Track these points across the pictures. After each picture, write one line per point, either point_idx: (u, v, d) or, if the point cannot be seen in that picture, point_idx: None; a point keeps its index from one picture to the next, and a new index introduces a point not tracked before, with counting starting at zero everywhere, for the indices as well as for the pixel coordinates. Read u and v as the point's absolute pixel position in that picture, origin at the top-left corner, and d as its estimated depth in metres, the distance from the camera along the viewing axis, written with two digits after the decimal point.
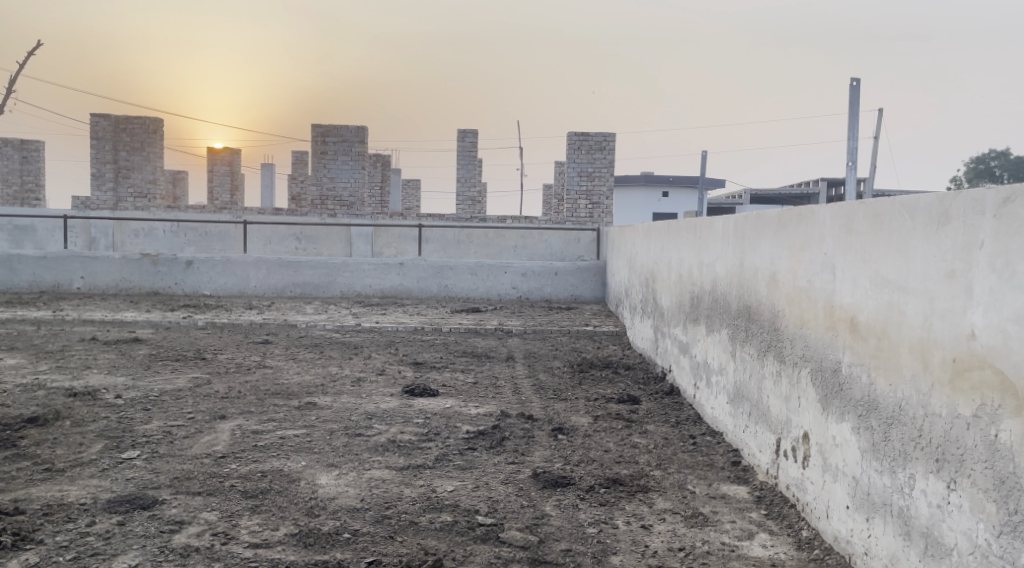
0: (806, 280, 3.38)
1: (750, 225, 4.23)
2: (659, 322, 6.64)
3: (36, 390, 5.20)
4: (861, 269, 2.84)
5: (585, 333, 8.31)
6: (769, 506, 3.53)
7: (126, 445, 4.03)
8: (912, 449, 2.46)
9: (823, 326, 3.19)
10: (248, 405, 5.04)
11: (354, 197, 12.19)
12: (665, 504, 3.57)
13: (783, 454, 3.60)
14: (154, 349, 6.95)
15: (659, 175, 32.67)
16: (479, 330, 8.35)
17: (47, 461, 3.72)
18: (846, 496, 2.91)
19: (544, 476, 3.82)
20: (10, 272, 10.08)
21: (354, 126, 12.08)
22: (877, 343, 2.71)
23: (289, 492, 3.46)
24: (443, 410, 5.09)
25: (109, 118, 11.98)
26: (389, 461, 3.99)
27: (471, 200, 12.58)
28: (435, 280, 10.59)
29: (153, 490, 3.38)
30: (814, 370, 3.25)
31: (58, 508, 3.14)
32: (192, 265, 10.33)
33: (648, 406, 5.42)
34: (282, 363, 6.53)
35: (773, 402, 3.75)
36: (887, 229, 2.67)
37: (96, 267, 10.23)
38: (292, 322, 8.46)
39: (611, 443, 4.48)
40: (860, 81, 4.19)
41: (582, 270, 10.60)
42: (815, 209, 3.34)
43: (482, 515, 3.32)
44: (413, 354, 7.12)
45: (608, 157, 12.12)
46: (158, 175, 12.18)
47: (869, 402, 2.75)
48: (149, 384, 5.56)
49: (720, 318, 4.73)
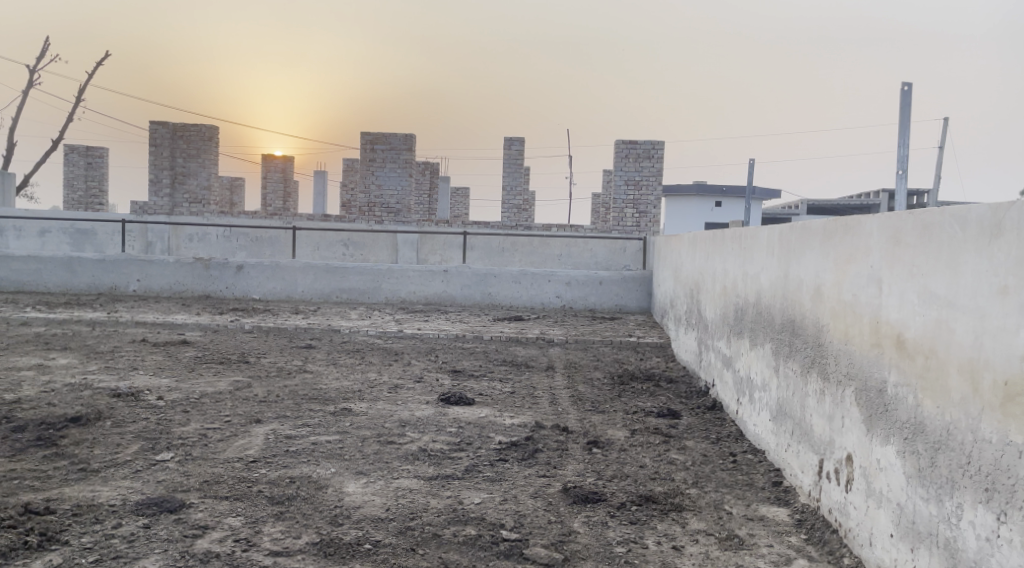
0: (852, 294, 3.22)
1: (795, 236, 4.08)
2: (703, 334, 6.48)
3: (83, 390, 5.32)
4: (909, 283, 2.68)
5: (628, 344, 8.16)
6: (810, 531, 3.37)
7: (162, 447, 4.07)
8: (960, 477, 2.29)
9: (868, 343, 3.03)
10: (284, 409, 5.06)
11: (401, 204, 12.30)
12: (699, 525, 3.43)
13: (825, 476, 3.43)
14: (200, 352, 7.05)
15: (713, 185, 32.30)
16: (520, 338, 8.29)
17: (84, 461, 3.78)
18: (891, 524, 2.74)
19: (574, 491, 3.73)
20: (70, 274, 10.40)
21: (402, 134, 12.22)
22: (924, 361, 2.55)
23: (315, 499, 3.44)
24: (477, 420, 5.03)
25: (169, 126, 12.37)
26: (418, 470, 3.95)
27: (517, 208, 12.56)
28: (479, 288, 10.58)
29: (182, 493, 3.39)
30: (860, 389, 3.08)
31: (88, 508, 3.17)
32: (243, 269, 10.51)
33: (689, 421, 5.27)
34: (322, 368, 6.57)
35: (816, 421, 3.59)
36: (937, 241, 2.51)
37: (151, 270, 10.48)
38: (336, 327, 8.53)
39: (646, 458, 4.35)
40: (913, 85, 4.03)
41: (627, 280, 10.46)
42: (862, 219, 3.19)
43: (507, 529, 3.25)
44: (453, 361, 7.09)
45: (656, 165, 11.97)
46: (212, 181, 12.47)
47: (916, 425, 2.59)
48: (191, 386, 5.63)
49: (765, 332, 4.55)
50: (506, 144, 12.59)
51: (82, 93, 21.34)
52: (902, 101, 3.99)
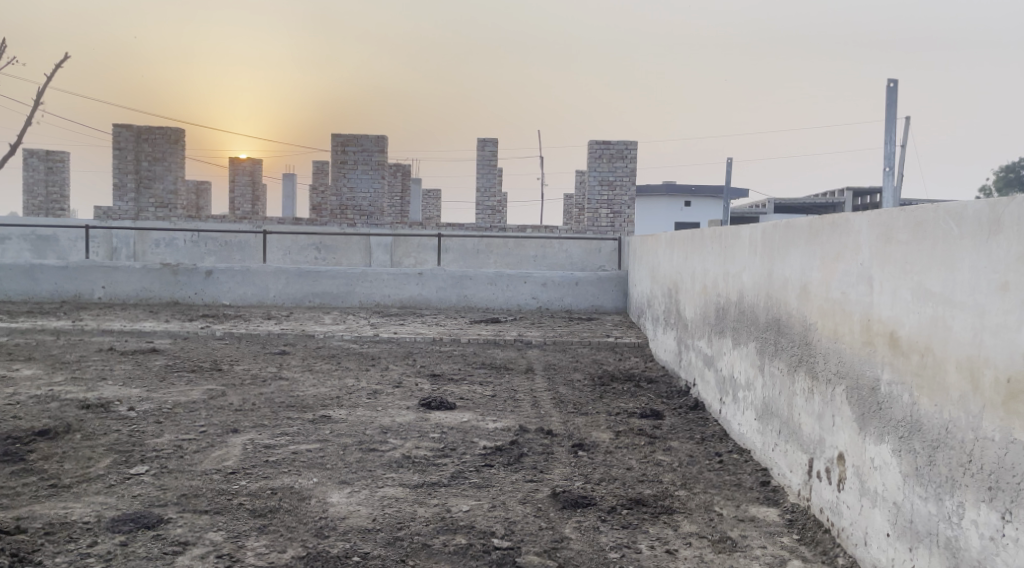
0: (841, 292, 3.21)
1: (778, 235, 4.07)
2: (683, 334, 6.47)
3: (50, 402, 5.13)
4: (901, 281, 2.67)
5: (606, 345, 8.13)
6: (802, 531, 3.35)
7: (136, 460, 3.93)
8: (961, 475, 2.28)
9: (860, 341, 3.01)
10: (262, 418, 4.93)
11: (373, 207, 12.16)
12: (691, 528, 3.40)
13: (816, 475, 3.41)
14: (171, 361, 6.87)
15: (682, 185, 32.57)
16: (498, 340, 8.22)
17: (54, 477, 3.63)
18: (887, 523, 2.72)
19: (563, 496, 3.67)
20: (32, 282, 10.12)
21: (374, 136, 12.09)
22: (920, 359, 2.53)
23: (299, 511, 3.34)
24: (460, 425, 4.95)
25: (133, 129, 12.06)
26: (403, 478, 3.86)
27: (491, 209, 12.50)
28: (454, 290, 10.49)
29: (160, 508, 3.27)
30: (851, 388, 3.07)
31: (61, 526, 3.04)
32: (212, 275, 10.29)
33: (672, 421, 5.25)
34: (299, 375, 6.43)
35: (805, 420, 3.58)
36: (931, 237, 2.50)
37: (117, 276, 10.22)
38: (310, 332, 8.38)
39: (633, 460, 4.31)
40: (897, 82, 4.04)
41: (603, 280, 10.45)
42: (850, 216, 3.18)
43: (499, 538, 3.18)
44: (431, 365, 6.99)
45: (629, 166, 11.98)
46: (179, 185, 12.22)
47: (911, 423, 2.57)
48: (163, 396, 5.47)
49: (748, 331, 4.54)
50: (479, 145, 12.49)
51: None
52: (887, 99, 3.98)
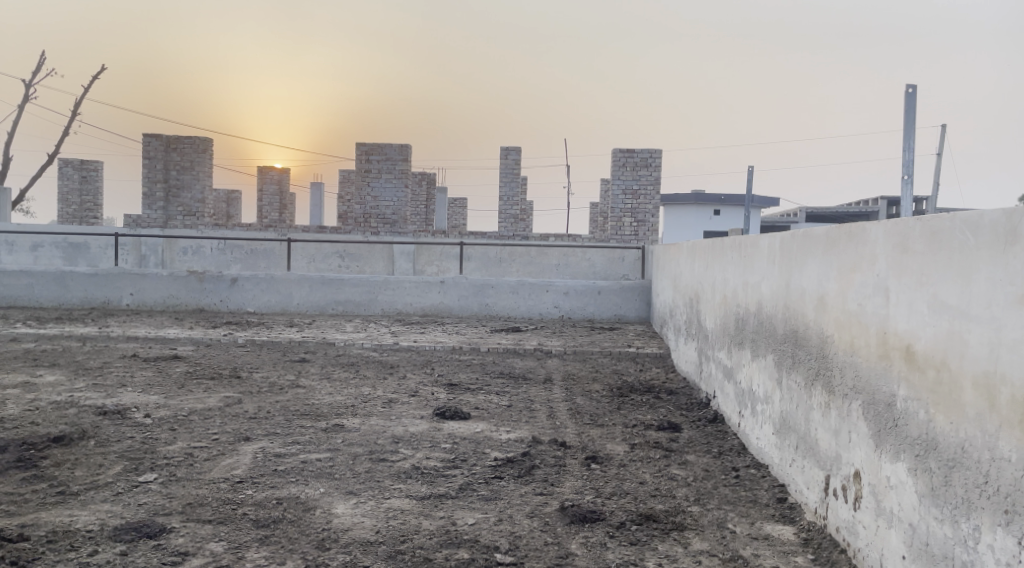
0: (857, 303, 3.11)
1: (796, 245, 3.97)
2: (703, 344, 6.36)
3: (68, 408, 5.18)
4: (918, 292, 2.57)
5: (627, 355, 8.03)
6: (817, 551, 3.24)
7: (145, 467, 3.94)
8: (977, 497, 2.18)
9: (876, 355, 2.91)
10: (275, 426, 4.92)
11: (397, 215, 12.22)
12: (702, 545, 3.30)
13: (832, 493, 3.30)
14: (191, 368, 6.92)
15: (710, 193, 32.34)
16: (518, 349, 8.16)
17: (63, 484, 3.65)
18: (902, 546, 2.61)
19: (571, 510, 3.59)
20: (63, 288, 10.29)
21: (398, 144, 12.11)
22: (936, 375, 2.43)
23: (302, 522, 3.31)
24: (473, 435, 4.90)
25: (162, 138, 12.26)
26: (410, 490, 3.81)
27: (514, 218, 12.47)
28: (476, 299, 10.46)
29: (163, 517, 3.26)
30: (867, 403, 2.96)
31: (64, 535, 3.04)
32: (237, 282, 10.39)
33: (690, 434, 5.14)
34: (316, 383, 6.43)
35: (821, 435, 3.47)
36: (947, 248, 2.40)
37: (144, 283, 10.35)
38: (330, 340, 8.39)
39: (647, 474, 4.23)
40: (918, 88, 3.93)
41: (626, 289, 10.34)
42: (867, 226, 3.08)
43: (502, 553, 3.12)
44: (449, 374, 6.95)
45: (653, 174, 11.88)
46: (206, 194, 12.36)
47: (927, 441, 2.47)
48: (180, 403, 5.50)
49: (767, 342, 4.43)
50: (503, 153, 12.47)
51: (77, 110, 21.27)
52: (906, 104, 3.87)
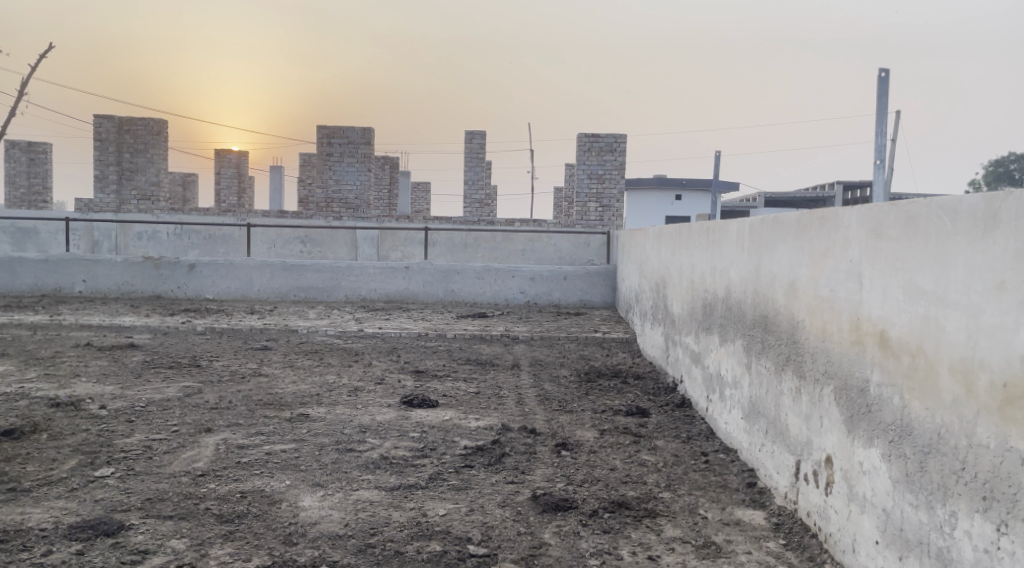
0: (829, 289, 3.10)
1: (766, 230, 3.96)
2: (670, 329, 6.36)
3: (18, 400, 4.98)
4: (893, 278, 2.56)
5: (594, 340, 8.02)
6: (788, 535, 3.25)
7: (102, 462, 3.80)
8: (954, 484, 2.18)
9: (848, 340, 2.91)
10: (237, 417, 4.79)
11: (360, 200, 12.03)
12: (675, 532, 3.29)
13: (803, 478, 3.31)
14: (149, 356, 6.72)
15: (673, 178, 32.55)
16: (484, 335, 8.09)
17: (14, 480, 3.49)
18: (875, 530, 2.62)
19: (544, 498, 3.55)
20: (11, 275, 9.93)
21: (360, 127, 11.92)
22: (911, 360, 2.42)
23: (268, 516, 3.21)
24: (441, 423, 4.83)
25: (114, 120, 11.88)
26: (379, 481, 3.73)
27: (479, 203, 12.36)
28: (441, 284, 10.36)
29: (122, 514, 3.14)
30: (839, 388, 2.96)
31: (15, 534, 2.91)
32: (195, 268, 10.13)
33: (658, 419, 5.14)
34: (278, 371, 6.29)
35: (792, 420, 3.47)
36: (923, 234, 2.39)
37: (98, 270, 10.05)
38: (293, 327, 8.23)
39: (617, 460, 4.20)
40: (890, 72, 3.92)
41: (592, 275, 10.34)
42: (839, 211, 3.06)
43: (474, 544, 3.06)
44: (415, 361, 6.86)
45: (619, 159, 11.87)
46: (162, 177, 12.02)
47: (902, 427, 2.47)
48: (137, 393, 5.33)
49: (735, 327, 4.43)
50: (467, 137, 12.33)
51: None
52: (878, 88, 3.86)
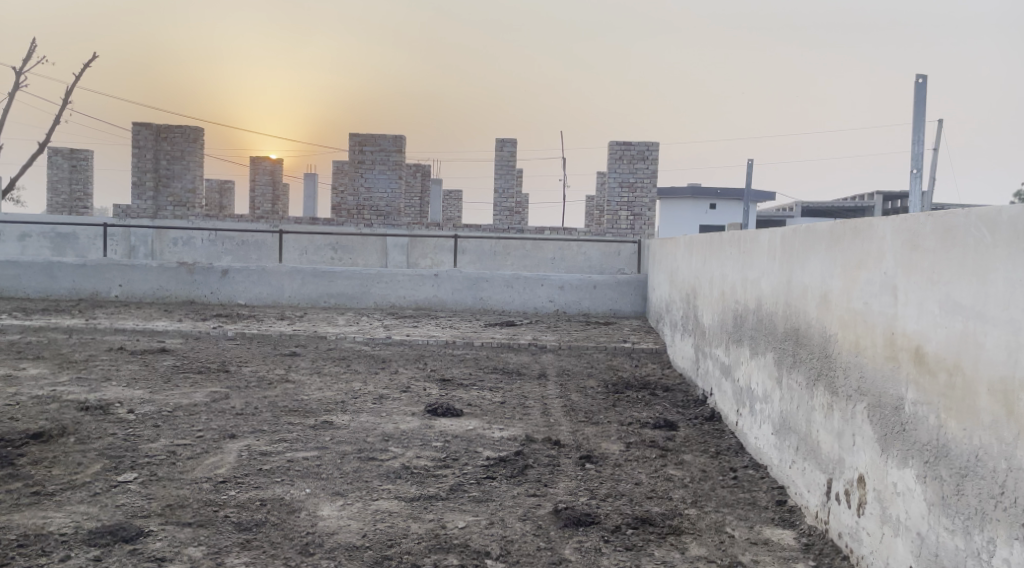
0: (862, 302, 2.99)
1: (797, 240, 3.85)
2: (700, 341, 6.25)
3: (49, 403, 5.05)
4: (928, 291, 2.46)
5: (623, 350, 7.92)
6: (818, 557, 3.14)
7: (125, 466, 3.82)
8: (991, 509, 2.08)
9: (882, 356, 2.80)
10: (261, 423, 4.80)
11: (391, 207, 12.07)
12: (700, 551, 3.19)
13: (834, 497, 3.19)
14: (179, 361, 6.79)
15: (707, 187, 32.23)
16: (512, 344, 8.04)
17: (38, 483, 3.52)
18: (910, 555, 2.51)
19: (566, 513, 3.48)
20: (50, 279, 10.13)
21: (392, 135, 11.97)
22: (948, 378, 2.32)
23: (286, 525, 3.19)
24: (465, 433, 4.78)
25: (151, 127, 12.09)
26: (399, 491, 3.69)
27: (509, 211, 12.34)
28: (470, 292, 10.33)
29: (141, 520, 3.14)
30: (872, 406, 2.85)
31: (35, 538, 2.93)
32: (228, 274, 10.23)
33: (686, 432, 5.03)
34: (305, 377, 6.30)
35: (823, 437, 3.36)
36: (960, 245, 2.29)
37: (133, 275, 10.20)
38: (322, 333, 8.26)
39: (642, 474, 4.12)
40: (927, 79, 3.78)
41: (622, 284, 10.23)
42: (874, 222, 2.96)
43: (492, 559, 3.00)
44: (442, 369, 6.83)
45: (651, 167, 11.76)
46: (197, 183, 12.21)
47: (937, 448, 2.36)
48: (165, 398, 5.36)
49: (766, 340, 4.31)
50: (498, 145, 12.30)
51: None
52: (916, 95, 3.73)
